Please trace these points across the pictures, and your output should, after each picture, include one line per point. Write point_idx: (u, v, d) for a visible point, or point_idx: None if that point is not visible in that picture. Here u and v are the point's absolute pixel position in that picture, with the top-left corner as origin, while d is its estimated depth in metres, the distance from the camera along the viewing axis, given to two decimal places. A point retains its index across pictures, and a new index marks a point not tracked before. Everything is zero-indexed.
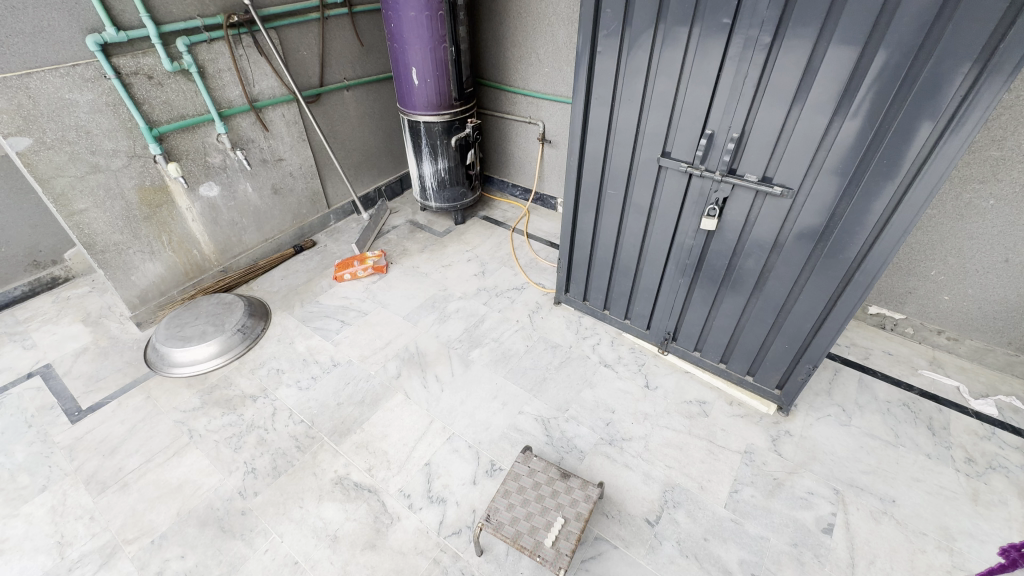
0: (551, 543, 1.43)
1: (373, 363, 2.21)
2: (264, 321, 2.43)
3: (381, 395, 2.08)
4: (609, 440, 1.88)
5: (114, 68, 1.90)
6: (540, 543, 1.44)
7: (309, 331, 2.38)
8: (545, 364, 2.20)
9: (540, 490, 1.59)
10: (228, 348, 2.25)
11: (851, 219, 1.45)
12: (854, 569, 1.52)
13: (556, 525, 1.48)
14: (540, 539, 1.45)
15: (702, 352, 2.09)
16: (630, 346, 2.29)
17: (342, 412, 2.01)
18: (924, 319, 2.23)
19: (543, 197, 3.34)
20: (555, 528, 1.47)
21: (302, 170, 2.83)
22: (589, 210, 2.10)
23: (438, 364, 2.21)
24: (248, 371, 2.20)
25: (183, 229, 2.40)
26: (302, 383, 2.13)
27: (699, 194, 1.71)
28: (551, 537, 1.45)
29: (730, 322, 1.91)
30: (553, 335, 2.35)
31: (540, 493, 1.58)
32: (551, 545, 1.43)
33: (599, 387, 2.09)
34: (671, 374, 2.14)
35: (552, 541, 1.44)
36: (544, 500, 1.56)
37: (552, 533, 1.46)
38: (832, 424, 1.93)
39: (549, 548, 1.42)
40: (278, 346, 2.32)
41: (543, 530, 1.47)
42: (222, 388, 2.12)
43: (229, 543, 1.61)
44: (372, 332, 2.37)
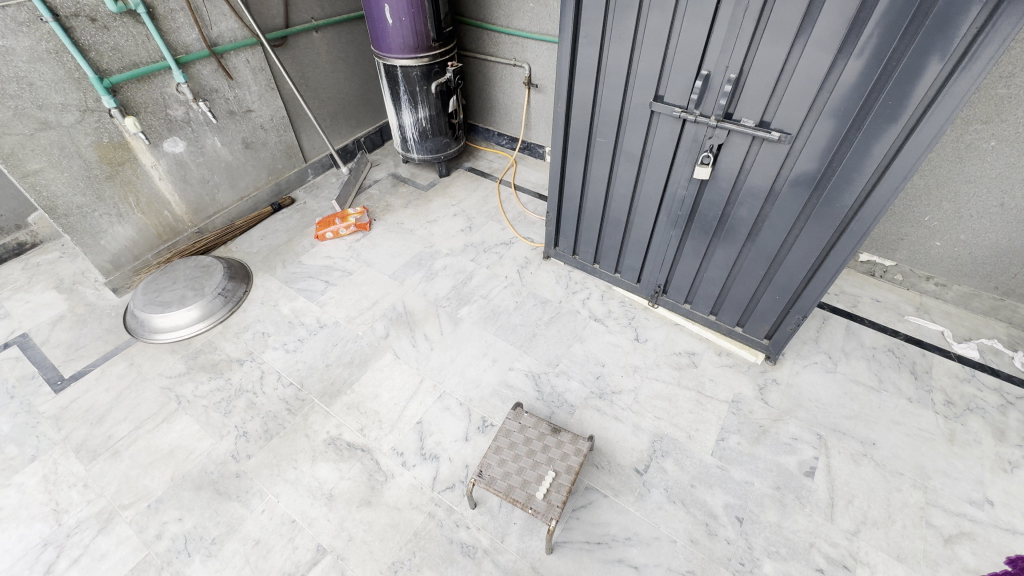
0: (542, 495, 1.46)
1: (360, 324, 2.17)
2: (245, 283, 2.36)
3: (369, 355, 2.06)
4: (599, 394, 1.90)
5: (50, 9, 1.71)
6: (531, 496, 1.47)
7: (293, 293, 2.33)
8: (535, 320, 2.17)
9: (531, 444, 1.61)
10: (210, 313, 2.19)
11: (850, 166, 1.39)
12: (833, 509, 1.59)
13: (547, 478, 1.51)
14: (532, 491, 1.48)
15: (693, 304, 2.07)
16: (620, 300, 2.27)
17: (331, 374, 1.99)
18: (914, 266, 2.22)
19: (531, 145, 3.20)
20: (546, 481, 1.50)
21: (274, 122, 2.66)
22: (578, 160, 2.01)
23: (426, 322, 2.18)
24: (233, 335, 2.16)
25: (150, 188, 2.27)
26: (289, 346, 2.10)
27: (693, 141, 1.63)
28: (542, 490, 1.48)
29: (721, 274, 1.89)
30: (542, 290, 2.31)
31: (531, 448, 1.60)
32: (542, 497, 1.46)
33: (589, 342, 2.08)
34: (661, 326, 2.14)
35: (543, 493, 1.47)
36: (535, 455, 1.58)
37: (543, 486, 1.49)
38: (818, 372, 1.96)
39: (540, 500, 1.45)
40: (262, 309, 2.26)
41: (534, 483, 1.50)
42: (207, 353, 2.09)
43: (225, 504, 1.63)
44: (358, 292, 2.32)
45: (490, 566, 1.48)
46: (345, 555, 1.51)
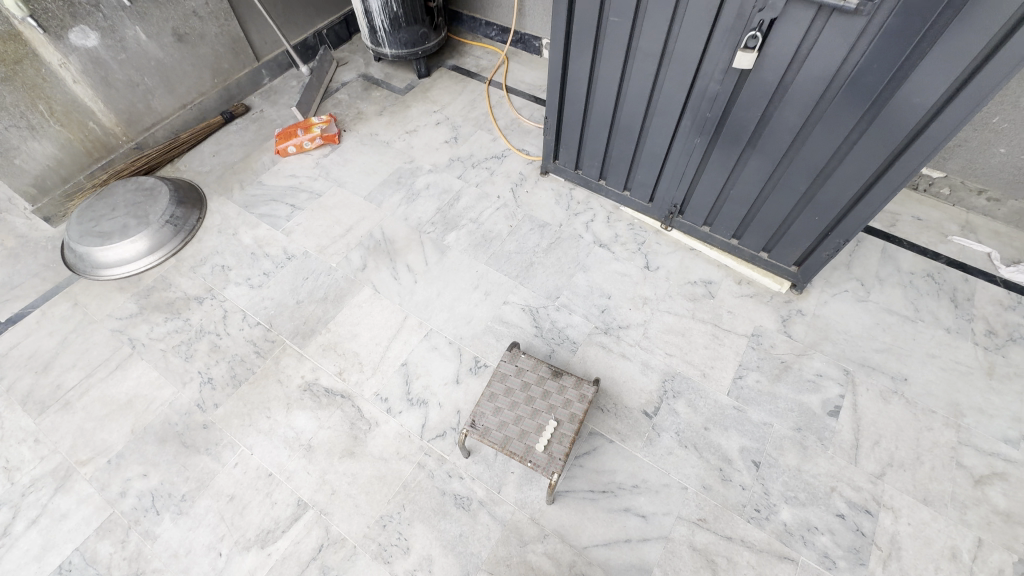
0: (542, 446, 1.32)
1: (333, 254, 1.91)
2: (199, 209, 2.05)
3: (345, 290, 1.82)
4: (604, 329, 1.70)
5: None
6: (531, 448, 1.32)
7: (254, 219, 2.02)
8: (532, 247, 1.91)
9: (529, 390, 1.43)
10: (160, 245, 1.91)
11: (948, 46, 1.06)
12: (857, 450, 1.46)
13: (548, 427, 1.35)
14: (531, 442, 1.33)
15: (713, 227, 1.81)
16: (628, 222, 1.99)
17: (303, 312, 1.76)
18: (966, 178, 1.93)
19: (525, 37, 2.71)
20: (547, 430, 1.35)
21: (209, 7, 2.17)
22: (584, 49, 1.62)
23: (408, 251, 1.91)
24: (188, 269, 1.89)
25: (64, 93, 1.89)
26: (253, 280, 1.85)
27: (736, 17, 1.26)
28: (543, 441, 1.33)
29: (752, 191, 1.60)
30: (540, 212, 2.02)
31: (530, 393, 1.43)
32: (543, 449, 1.32)
33: (593, 271, 1.84)
34: (675, 252, 1.89)
35: (544, 444, 1.32)
36: (534, 401, 1.41)
37: (543, 436, 1.34)
38: (848, 301, 1.76)
39: (541, 452, 1.31)
40: (219, 239, 1.97)
41: (534, 433, 1.35)
42: (161, 291, 1.84)
43: (194, 458, 1.48)
44: (328, 217, 2.02)
45: (486, 519, 1.37)
46: (329, 509, 1.39)
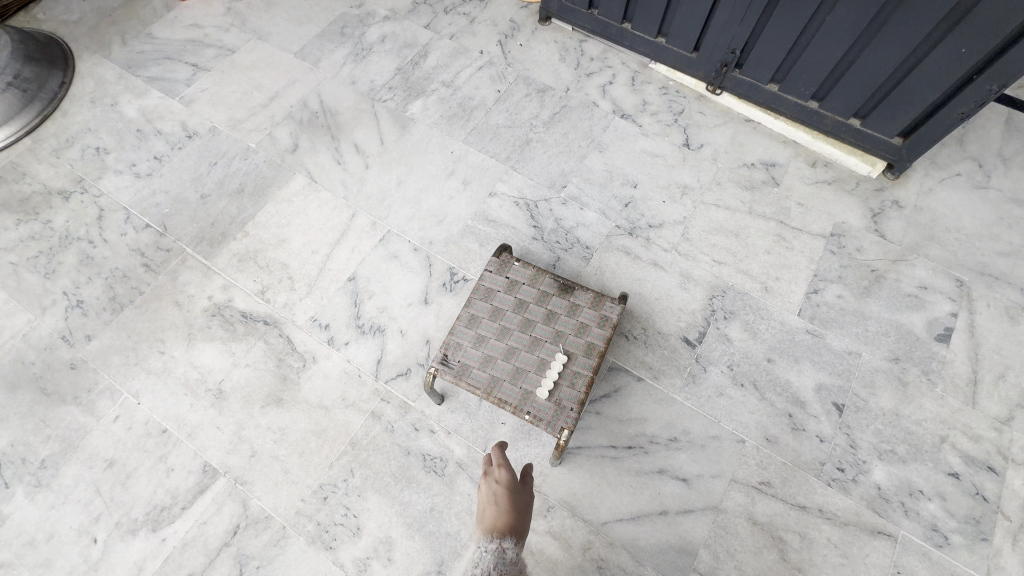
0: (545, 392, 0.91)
1: (252, 131, 1.37)
2: (64, 70, 1.46)
3: (269, 179, 1.30)
4: (629, 230, 1.23)
5: None
6: (529, 394, 0.91)
7: (140, 84, 1.45)
8: (529, 119, 1.38)
9: (526, 310, 0.98)
10: (4, 120, 1.36)
11: None
12: (976, 388, 1.06)
13: (553, 364, 0.93)
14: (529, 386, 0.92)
15: (784, 85, 1.27)
16: (660, 85, 1.44)
17: (209, 209, 1.26)
18: None
19: None
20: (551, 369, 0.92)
21: None
22: None
23: (356, 126, 1.37)
24: (50, 155, 1.36)
25: None
26: (140, 168, 1.32)
27: None
28: (546, 384, 0.91)
29: (864, 15, 1.04)
30: (540, 73, 1.46)
31: (528, 314, 0.98)
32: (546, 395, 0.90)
33: (613, 151, 1.33)
34: (725, 125, 1.37)
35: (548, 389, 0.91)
36: (534, 327, 0.96)
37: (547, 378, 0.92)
38: (962, 188, 1.28)
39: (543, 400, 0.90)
40: (93, 113, 1.41)
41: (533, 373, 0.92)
42: (11, 183, 1.32)
43: (58, 411, 1.06)
44: (245, 80, 1.45)
45: (466, 487, 0.98)
46: (247, 478, 1.00)
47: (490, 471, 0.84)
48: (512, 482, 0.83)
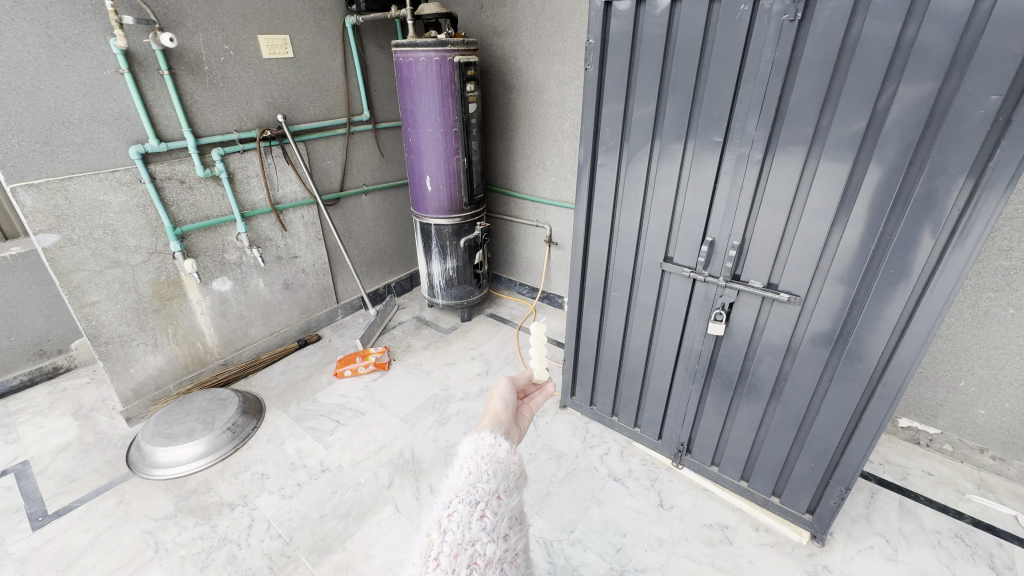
0: (507, 402, 1.21)
1: (364, 470, 2.06)
2: (257, 419, 2.34)
3: (369, 507, 1.90)
4: (620, 571, 1.65)
5: (150, 173, 2.10)
6: (520, 431, 1.19)
7: (301, 432, 2.28)
8: (549, 476, 2.03)
9: (524, 390, 1.40)
10: (214, 449, 2.13)
11: (864, 326, 1.39)
12: None
13: (503, 386, 1.26)
14: (522, 427, 1.21)
15: (721, 467, 1.92)
16: (641, 458, 2.13)
17: (324, 526, 1.82)
18: (962, 435, 2.05)
19: (551, 295, 3.37)
20: (502, 389, 1.25)
21: (314, 268, 2.96)
22: (594, 310, 2.07)
23: (433, 472, 2.05)
24: (231, 475, 2.06)
25: (190, 322, 2.44)
26: (286, 491, 1.97)
27: (704, 298, 1.69)
28: (510, 400, 1.23)
29: (748, 434, 1.77)
30: (558, 443, 2.21)
31: (529, 395, 1.39)
32: (503, 400, 1.21)
33: (607, 505, 1.90)
34: (688, 492, 1.96)
35: (502, 396, 1.22)
36: (530, 404, 1.36)
37: (503, 390, 1.25)
38: (875, 559, 1.69)
39: (501, 406, 1.18)
40: (267, 448, 2.19)
41: (520, 420, 1.25)
42: (200, 494, 1.97)
43: None
44: (367, 434, 2.26)
45: None
46: None
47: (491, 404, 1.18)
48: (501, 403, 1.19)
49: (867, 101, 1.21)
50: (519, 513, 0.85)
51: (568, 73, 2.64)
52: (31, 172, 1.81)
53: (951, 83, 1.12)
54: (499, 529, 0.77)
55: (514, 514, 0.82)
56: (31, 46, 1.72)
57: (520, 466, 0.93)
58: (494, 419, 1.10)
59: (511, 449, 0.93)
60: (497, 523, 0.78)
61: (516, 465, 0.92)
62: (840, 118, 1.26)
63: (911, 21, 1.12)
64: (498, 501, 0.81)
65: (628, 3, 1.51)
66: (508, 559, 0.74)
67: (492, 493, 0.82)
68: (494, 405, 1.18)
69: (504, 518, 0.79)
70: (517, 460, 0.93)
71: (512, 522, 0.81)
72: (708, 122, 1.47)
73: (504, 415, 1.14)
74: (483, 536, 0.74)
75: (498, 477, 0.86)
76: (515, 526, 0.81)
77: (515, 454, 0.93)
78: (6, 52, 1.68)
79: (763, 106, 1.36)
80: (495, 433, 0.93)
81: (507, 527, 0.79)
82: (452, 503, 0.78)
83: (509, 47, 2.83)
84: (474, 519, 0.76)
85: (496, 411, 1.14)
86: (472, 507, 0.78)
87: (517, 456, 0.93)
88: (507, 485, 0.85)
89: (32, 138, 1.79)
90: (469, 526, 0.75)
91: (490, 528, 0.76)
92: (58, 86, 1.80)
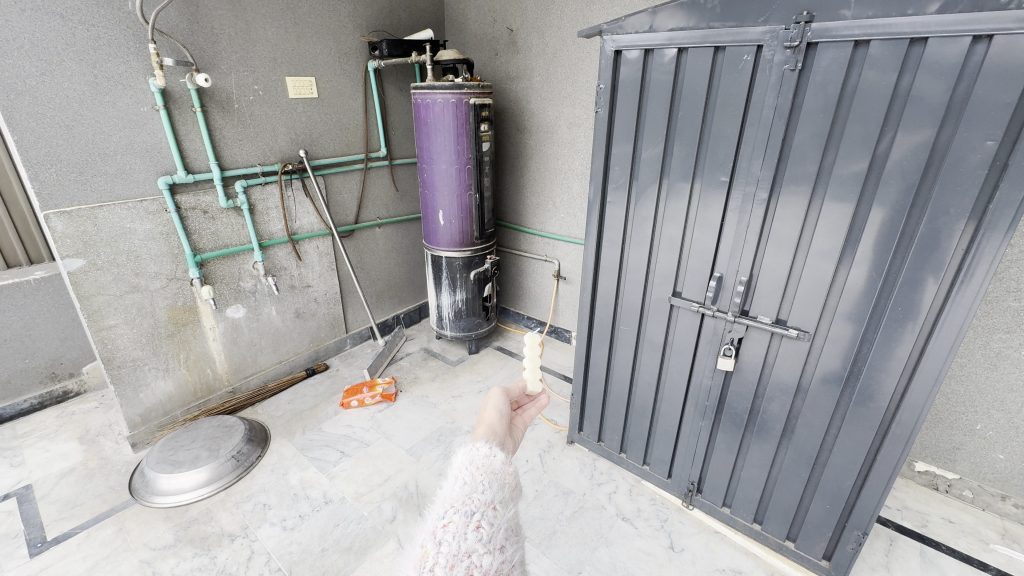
0: (501, 413, 1.16)
1: (368, 503, 2.03)
2: (261, 447, 2.33)
3: (371, 541, 1.85)
4: None
5: (176, 203, 2.19)
6: (516, 442, 1.14)
7: (305, 462, 2.26)
8: (556, 514, 1.98)
9: (517, 401, 1.36)
10: (217, 477, 2.11)
11: (874, 364, 1.39)
12: None
13: (498, 397, 1.21)
14: (517, 438, 1.17)
15: (732, 508, 1.87)
16: (650, 497, 2.08)
17: (324, 561, 1.77)
18: (982, 481, 1.99)
19: (558, 330, 3.39)
20: (496, 400, 1.20)
21: (326, 297, 3.01)
22: (602, 344, 2.08)
23: None
24: (233, 504, 2.03)
25: (202, 348, 2.47)
26: (287, 522, 1.94)
27: (713, 333, 1.70)
28: (506, 412, 1.18)
29: (760, 474, 1.74)
30: (565, 480, 2.17)
31: (523, 407, 1.35)
32: (498, 411, 1.16)
33: (616, 546, 1.84)
34: (699, 534, 1.90)
35: (496, 407, 1.17)
36: (524, 415, 1.31)
37: (498, 400, 1.20)
38: None
39: (496, 416, 1.13)
40: (270, 478, 2.17)
41: (516, 430, 1.21)
42: (201, 523, 1.94)
43: None
44: (372, 466, 2.23)
45: None
46: None
47: (486, 414, 1.14)
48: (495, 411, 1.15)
49: (868, 144, 1.26)
50: (515, 524, 0.83)
51: (578, 115, 2.76)
52: (65, 200, 1.90)
53: (948, 129, 1.17)
54: (495, 541, 0.76)
55: (510, 526, 0.81)
56: (77, 84, 1.84)
57: (516, 477, 0.91)
58: (489, 428, 1.06)
59: (506, 459, 0.93)
60: (493, 534, 0.77)
61: (511, 476, 0.90)
62: (843, 159, 1.30)
63: (906, 72, 1.19)
64: (493, 511, 0.81)
65: (637, 52, 1.61)
66: (504, 571, 0.73)
67: (488, 503, 0.81)
68: (489, 415, 1.13)
69: (500, 529, 0.78)
70: (512, 470, 0.92)
71: (508, 533, 0.80)
72: (715, 162, 1.53)
73: (499, 425, 1.10)
74: (479, 546, 0.74)
75: (493, 488, 0.85)
76: (511, 537, 0.80)
77: (510, 465, 0.92)
78: (54, 89, 1.79)
79: (768, 148, 1.41)
80: (489, 443, 0.92)
81: (504, 538, 0.78)
82: (446, 514, 0.78)
83: (522, 91, 2.97)
84: (470, 529, 0.76)
85: (491, 421, 1.09)
86: (467, 518, 0.77)
87: (513, 466, 0.92)
88: (502, 496, 0.84)
89: (69, 168, 1.88)
90: (465, 537, 0.74)
91: (486, 539, 0.75)
92: (98, 120, 1.91)
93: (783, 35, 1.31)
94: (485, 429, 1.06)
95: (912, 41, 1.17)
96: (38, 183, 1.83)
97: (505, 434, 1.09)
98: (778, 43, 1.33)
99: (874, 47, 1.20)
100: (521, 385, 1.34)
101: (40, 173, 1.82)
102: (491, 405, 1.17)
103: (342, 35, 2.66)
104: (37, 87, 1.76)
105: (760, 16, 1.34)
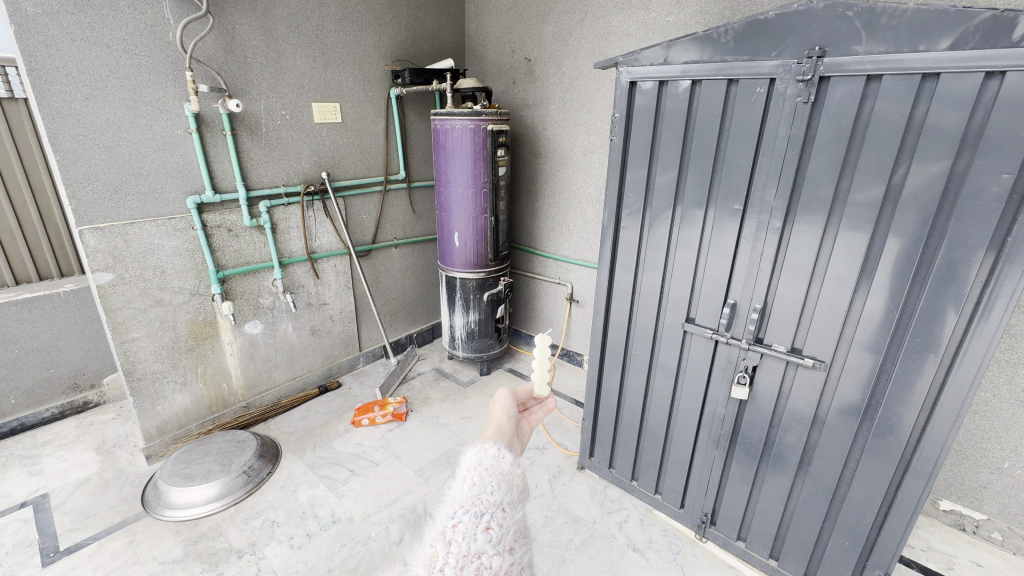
0: (510, 414, 1.15)
1: (375, 524, 2.01)
2: (272, 464, 2.34)
3: (377, 563, 1.83)
4: None
5: (202, 221, 2.27)
6: (522, 445, 1.13)
7: (315, 480, 2.26)
8: (566, 541, 1.95)
9: (523, 404, 1.35)
10: (228, 491, 2.12)
11: (894, 396, 1.37)
12: None
13: (505, 397, 1.21)
14: (524, 440, 1.16)
15: (747, 542, 1.82)
16: (663, 528, 2.03)
17: None
18: (1012, 523, 1.91)
19: (570, 353, 3.37)
20: (504, 401, 1.20)
21: (341, 315, 3.06)
22: (614, 370, 2.06)
23: None
24: (242, 521, 2.03)
25: (219, 362, 2.52)
26: (295, 541, 1.93)
27: (727, 361, 1.69)
28: (513, 412, 1.17)
29: (776, 507, 1.69)
30: (575, 507, 2.13)
31: (529, 410, 1.34)
32: (505, 411, 1.15)
33: None
34: (713, 568, 1.84)
35: (504, 407, 1.17)
36: (530, 418, 1.30)
37: (505, 401, 1.19)
38: None
39: (504, 417, 1.13)
40: (279, 495, 2.17)
41: (522, 433, 1.20)
42: (210, 539, 1.94)
43: None
44: (380, 486, 2.22)
45: None
46: None
47: (495, 412, 1.14)
48: (503, 412, 1.15)
49: (883, 173, 1.26)
50: (524, 527, 0.83)
51: (593, 142, 2.81)
52: (98, 217, 1.98)
53: (963, 160, 1.18)
54: (505, 542, 0.76)
55: (519, 528, 0.81)
56: (117, 108, 1.94)
57: (524, 479, 0.91)
58: (497, 429, 1.06)
59: (514, 461, 0.92)
60: (503, 536, 0.77)
61: (519, 478, 0.90)
62: (858, 186, 1.31)
63: (920, 103, 1.20)
64: (502, 513, 0.80)
65: (652, 82, 1.65)
66: (514, 573, 0.73)
67: (496, 505, 0.81)
68: (496, 416, 1.12)
69: (509, 531, 0.78)
70: (520, 472, 0.92)
71: (517, 536, 0.79)
72: (728, 190, 1.54)
73: (508, 427, 1.09)
74: (489, 548, 0.74)
75: (500, 488, 0.85)
76: (521, 539, 0.80)
77: (518, 468, 0.92)
78: (96, 112, 1.90)
79: (782, 177, 1.43)
80: (497, 446, 0.92)
81: (513, 540, 0.78)
82: (456, 515, 0.78)
83: (538, 118, 3.04)
84: (479, 530, 0.76)
85: (499, 423, 1.09)
86: (477, 518, 0.77)
87: (520, 468, 0.92)
88: (510, 496, 0.84)
89: (105, 186, 1.97)
90: (475, 538, 0.75)
91: (495, 541, 0.75)
92: (134, 142, 2.01)
93: (796, 68, 1.34)
94: (492, 430, 1.05)
95: (924, 76, 1.19)
96: (75, 200, 1.91)
97: (511, 436, 1.08)
98: (791, 76, 1.36)
99: (887, 80, 1.22)
100: (529, 387, 1.32)
101: (78, 191, 1.91)
102: (501, 404, 1.18)
103: (366, 63, 2.77)
104: (81, 110, 1.87)
105: (773, 50, 1.38)
